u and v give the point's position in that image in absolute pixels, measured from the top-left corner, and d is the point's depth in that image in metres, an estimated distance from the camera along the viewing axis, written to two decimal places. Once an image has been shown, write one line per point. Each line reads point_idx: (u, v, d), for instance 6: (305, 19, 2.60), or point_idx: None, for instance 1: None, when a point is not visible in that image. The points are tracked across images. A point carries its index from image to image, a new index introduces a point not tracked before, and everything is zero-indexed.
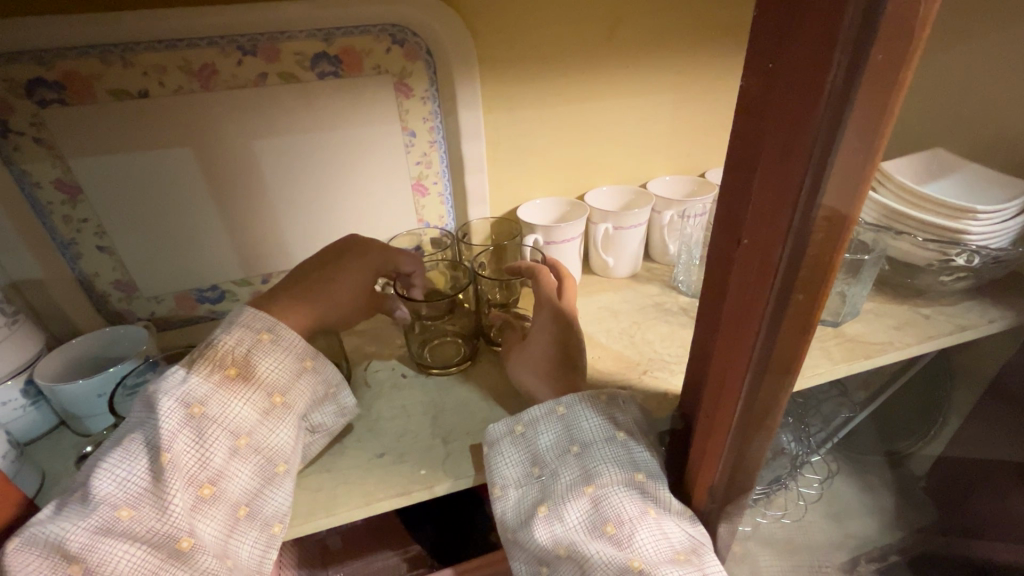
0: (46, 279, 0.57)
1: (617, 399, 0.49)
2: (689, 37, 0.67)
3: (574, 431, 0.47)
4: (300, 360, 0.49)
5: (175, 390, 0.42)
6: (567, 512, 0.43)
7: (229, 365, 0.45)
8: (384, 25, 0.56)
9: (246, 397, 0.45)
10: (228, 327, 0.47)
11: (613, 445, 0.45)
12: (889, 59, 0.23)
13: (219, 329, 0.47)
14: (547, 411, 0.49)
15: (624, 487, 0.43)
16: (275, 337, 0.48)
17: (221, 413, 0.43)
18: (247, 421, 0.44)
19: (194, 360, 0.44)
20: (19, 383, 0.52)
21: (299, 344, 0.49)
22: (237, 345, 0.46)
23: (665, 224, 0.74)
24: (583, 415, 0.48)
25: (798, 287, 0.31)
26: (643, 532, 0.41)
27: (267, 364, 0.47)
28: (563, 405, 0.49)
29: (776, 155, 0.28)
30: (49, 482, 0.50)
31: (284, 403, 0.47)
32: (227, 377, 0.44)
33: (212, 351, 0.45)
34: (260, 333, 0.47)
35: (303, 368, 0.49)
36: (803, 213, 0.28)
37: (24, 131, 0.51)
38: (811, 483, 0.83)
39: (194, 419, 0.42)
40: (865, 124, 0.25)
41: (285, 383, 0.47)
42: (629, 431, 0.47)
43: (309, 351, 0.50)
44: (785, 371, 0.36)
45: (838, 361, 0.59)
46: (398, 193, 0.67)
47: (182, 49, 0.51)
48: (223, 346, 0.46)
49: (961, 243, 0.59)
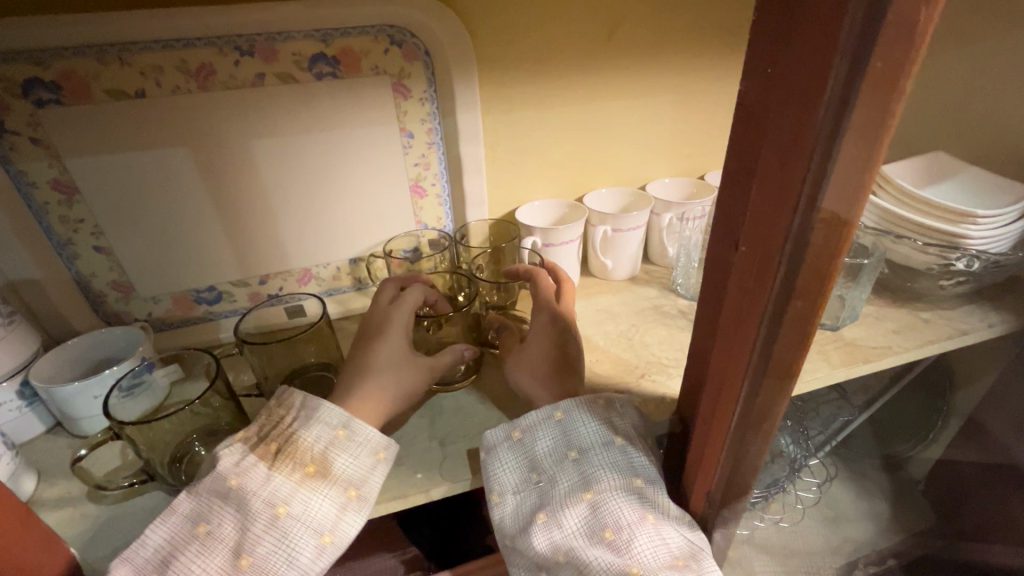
0: (43, 279, 0.57)
1: (614, 403, 0.49)
2: (688, 38, 0.66)
3: (572, 436, 0.47)
4: (375, 452, 0.47)
5: (260, 491, 0.42)
6: (565, 518, 0.43)
7: (309, 463, 0.44)
8: (383, 26, 0.56)
9: (326, 495, 0.44)
10: (308, 422, 0.46)
11: (611, 450, 0.45)
12: (890, 67, 0.23)
13: (298, 420, 0.47)
14: (544, 416, 0.49)
15: (622, 492, 0.43)
16: (350, 433, 0.46)
17: (303, 513, 0.42)
18: (328, 519, 0.43)
19: (277, 457, 0.44)
20: (15, 384, 0.52)
21: (374, 437, 0.47)
22: (316, 442, 0.45)
23: (664, 226, 0.74)
24: (581, 420, 0.47)
25: (797, 293, 0.31)
26: (642, 539, 0.40)
27: (344, 460, 0.45)
28: (561, 409, 0.48)
29: (775, 161, 0.28)
30: (45, 484, 0.50)
31: (359, 496, 0.45)
32: (307, 476, 0.44)
33: (293, 447, 0.45)
34: (337, 429, 0.46)
35: (377, 460, 0.47)
36: (802, 220, 0.28)
37: (21, 131, 0.50)
38: (809, 487, 0.83)
39: (277, 521, 0.42)
40: (866, 130, 0.25)
41: (361, 476, 0.46)
42: (627, 435, 0.47)
43: (385, 441, 0.48)
44: (785, 377, 0.36)
45: (837, 365, 0.59)
46: (395, 195, 0.67)
47: (180, 49, 0.51)
48: (303, 441, 0.45)
49: (961, 247, 0.59)
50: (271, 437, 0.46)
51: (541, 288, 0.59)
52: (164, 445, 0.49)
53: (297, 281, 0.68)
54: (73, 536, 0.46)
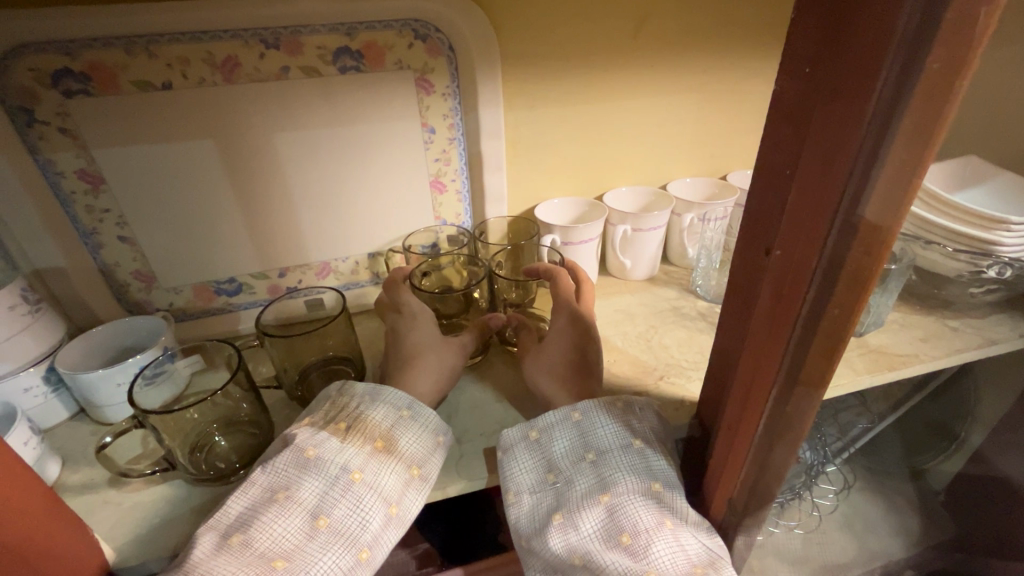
0: (67, 267, 0.58)
1: (634, 406, 0.48)
2: (714, 36, 0.65)
3: (591, 438, 0.47)
4: (434, 435, 0.48)
5: (335, 458, 0.43)
6: (582, 521, 0.42)
7: (377, 439, 0.46)
8: (408, 20, 0.55)
9: (394, 469, 0.45)
10: (373, 402, 0.48)
11: (629, 452, 0.45)
12: (945, 69, 0.22)
13: (365, 401, 0.48)
14: (562, 417, 0.48)
15: (641, 496, 0.42)
16: (413, 414, 0.48)
17: (374, 482, 0.43)
18: (394, 491, 0.44)
19: (346, 431, 0.45)
20: (41, 370, 0.52)
21: (434, 420, 0.49)
22: (382, 420, 0.47)
23: (685, 227, 0.73)
24: (600, 422, 0.47)
25: (834, 301, 0.30)
26: (661, 545, 0.40)
27: (407, 439, 0.47)
28: (579, 411, 0.48)
29: (816, 164, 0.27)
30: (68, 469, 0.51)
31: (421, 476, 0.46)
32: (375, 450, 0.45)
33: (362, 424, 0.46)
34: (401, 409, 0.48)
35: (436, 443, 0.48)
36: (844, 224, 0.27)
37: (50, 121, 0.51)
38: (826, 494, 0.85)
39: (351, 486, 0.43)
40: (917, 134, 0.24)
41: (422, 456, 0.47)
42: (646, 439, 0.46)
43: (441, 426, 0.50)
44: (816, 386, 0.36)
45: (862, 373, 0.58)
46: (416, 190, 0.66)
47: (207, 42, 0.51)
48: (371, 419, 0.47)
49: (992, 254, 0.58)
50: (337, 417, 0.47)
51: (562, 283, 0.59)
52: (183, 434, 0.50)
53: (316, 275, 0.68)
54: (96, 521, 0.46)
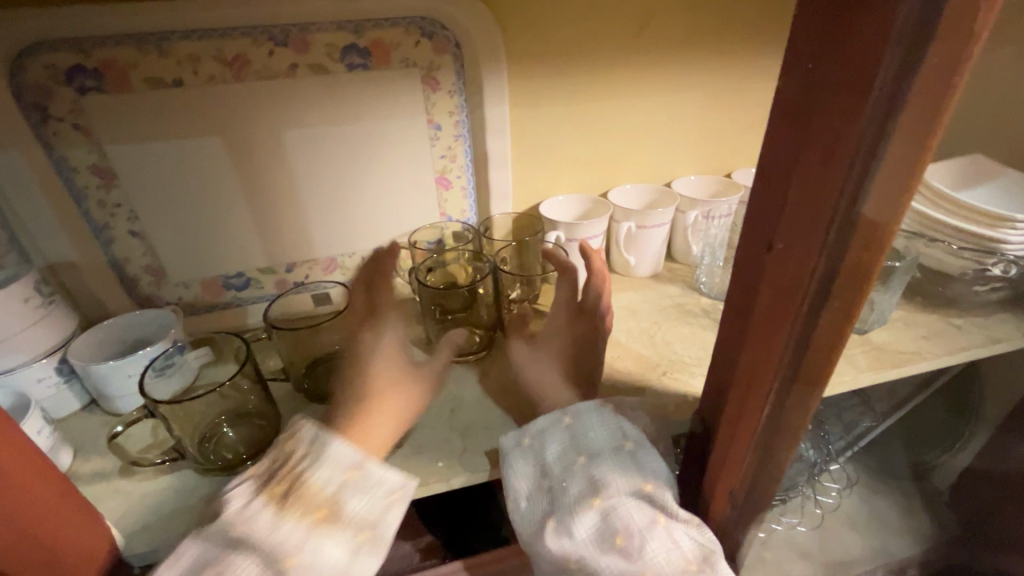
0: (80, 262, 0.59)
1: (623, 407, 0.50)
2: (719, 33, 0.65)
3: (581, 441, 0.47)
4: (391, 493, 0.44)
5: (269, 536, 0.40)
6: (575, 527, 0.42)
7: (319, 507, 0.42)
8: (414, 18, 0.56)
9: (338, 540, 0.41)
10: (318, 462, 0.43)
11: (621, 454, 0.45)
12: (945, 62, 0.23)
13: (308, 460, 0.44)
14: (552, 421, 0.49)
15: (632, 496, 0.43)
16: (364, 473, 0.44)
17: (315, 558, 0.40)
18: (339, 564, 0.41)
19: (284, 499, 0.41)
20: (54, 360, 0.54)
21: (390, 476, 0.45)
22: (327, 484, 0.43)
23: (689, 224, 0.73)
24: (589, 424, 0.47)
25: (832, 294, 0.31)
26: (653, 543, 0.41)
27: (356, 504, 0.43)
28: (569, 415, 0.48)
29: (815, 162, 0.27)
30: (80, 458, 0.52)
31: (373, 540, 0.43)
32: (318, 519, 0.41)
33: (303, 490, 0.42)
34: (350, 469, 0.44)
35: (392, 502, 0.44)
36: (843, 219, 0.28)
37: (63, 117, 0.52)
38: (829, 492, 0.87)
39: (288, 566, 0.39)
40: (915, 127, 0.25)
41: (374, 520, 0.43)
42: (636, 439, 0.47)
43: (399, 481, 0.45)
44: (815, 378, 0.36)
45: (865, 369, 0.58)
46: (422, 187, 0.67)
47: (217, 39, 0.52)
48: (313, 485, 0.42)
49: (998, 252, 0.58)
50: (278, 478, 0.43)
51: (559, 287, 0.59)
52: (193, 424, 0.51)
53: (323, 270, 0.69)
54: (108, 509, 0.47)
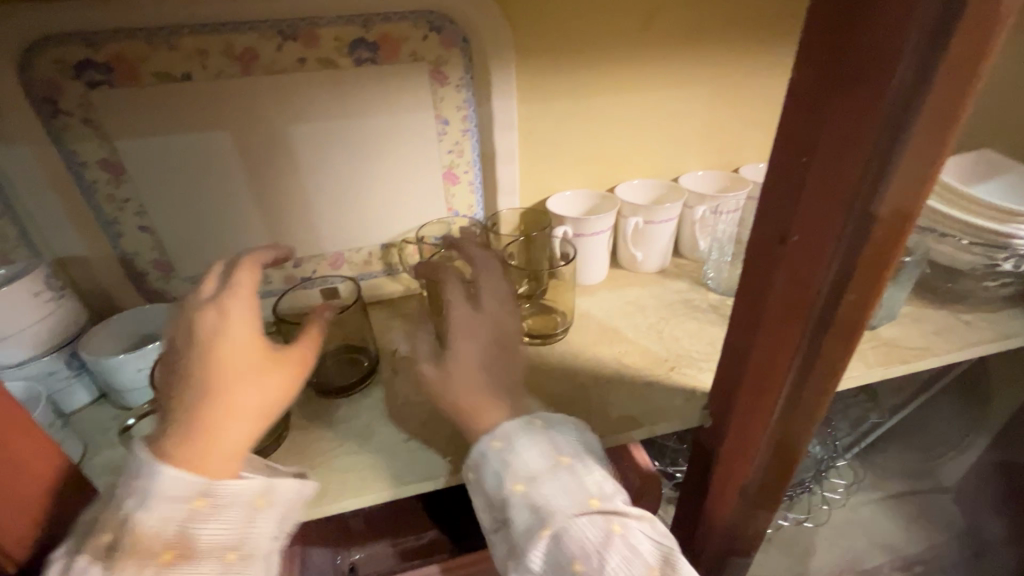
0: (90, 256, 0.59)
1: (547, 419, 0.47)
2: (728, 27, 0.65)
3: (516, 466, 0.44)
4: (250, 502, 0.39)
5: None
6: (532, 562, 0.41)
7: (164, 550, 0.35)
8: (422, 12, 0.56)
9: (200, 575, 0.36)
10: (146, 504, 0.35)
11: (560, 472, 0.43)
12: (969, 51, 0.23)
13: (132, 503, 0.35)
14: (484, 448, 0.46)
15: (580, 515, 0.41)
16: (210, 499, 0.36)
17: None
18: None
19: (114, 554, 0.34)
20: (64, 354, 0.54)
21: (241, 488, 0.38)
22: (165, 525, 0.35)
23: (697, 220, 0.73)
24: (521, 445, 0.45)
25: (850, 288, 0.31)
26: (611, 560, 0.39)
27: (212, 530, 0.37)
28: (497, 438, 0.45)
29: (835, 152, 0.27)
30: (91, 452, 0.52)
31: (242, 555, 0.38)
32: (167, 563, 0.35)
33: (135, 539, 0.34)
34: (190, 501, 0.36)
35: (252, 510, 0.39)
36: (862, 211, 0.28)
37: (73, 111, 0.52)
38: (835, 488, 0.89)
39: None
40: (936, 118, 0.25)
41: (236, 537, 0.38)
42: (571, 453, 0.45)
43: (254, 485, 0.39)
44: (831, 376, 0.36)
45: (874, 365, 0.58)
46: (430, 182, 0.67)
47: (226, 33, 0.52)
48: (147, 529, 0.35)
49: (1009, 248, 0.57)
50: (101, 531, 0.35)
51: (483, 285, 0.57)
52: None
53: (330, 265, 0.69)
54: None
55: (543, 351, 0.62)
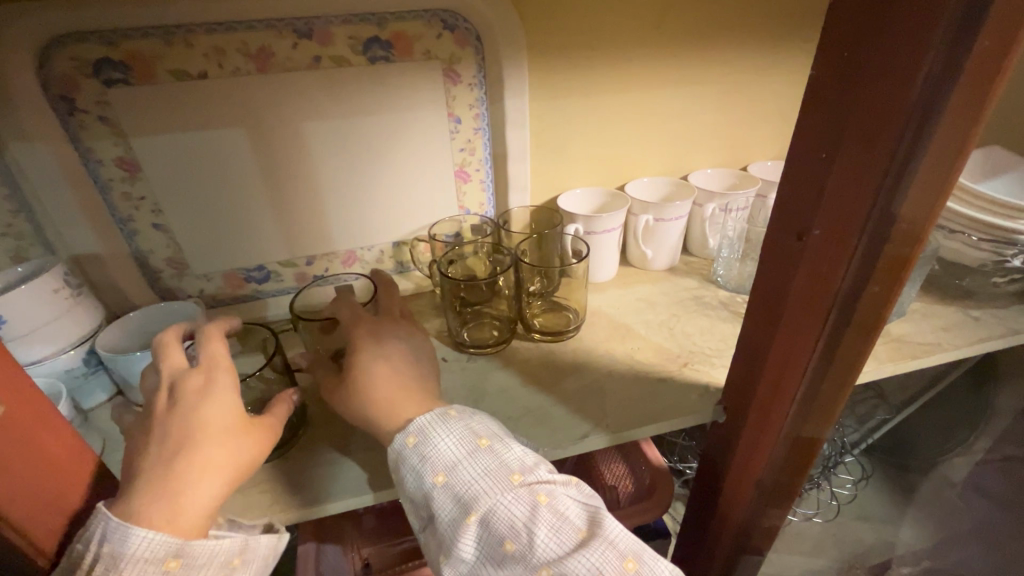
0: (105, 254, 0.59)
1: (464, 409, 0.46)
2: (739, 26, 0.65)
3: (433, 457, 0.43)
4: (227, 560, 0.39)
5: None
6: (462, 551, 0.40)
7: None
8: (436, 10, 0.56)
9: None
10: (116, 569, 0.35)
11: (478, 456, 0.43)
12: (997, 47, 0.23)
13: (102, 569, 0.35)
14: (399, 448, 0.45)
15: (502, 494, 0.40)
16: (187, 562, 0.37)
17: None
18: None
19: None
20: (82, 352, 0.54)
21: (220, 546, 0.39)
22: None
23: (706, 217, 0.73)
24: (437, 436, 0.44)
25: (872, 280, 0.31)
26: (539, 533, 0.38)
27: None
28: (411, 433, 0.44)
29: (857, 148, 0.28)
30: (109, 448, 0.52)
31: None
32: None
33: None
34: (166, 562, 0.36)
35: (228, 569, 0.39)
36: (883, 205, 0.28)
37: (90, 110, 0.52)
38: (844, 484, 0.93)
39: None
40: (963, 114, 0.25)
41: None
42: (487, 434, 0.44)
43: (234, 544, 0.40)
44: (849, 369, 0.36)
45: (885, 361, 0.58)
46: (441, 180, 0.67)
47: (242, 32, 0.52)
48: None
49: (1016, 243, 0.58)
50: None
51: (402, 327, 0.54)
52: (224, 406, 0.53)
53: (342, 263, 0.69)
54: None
55: (555, 347, 0.62)
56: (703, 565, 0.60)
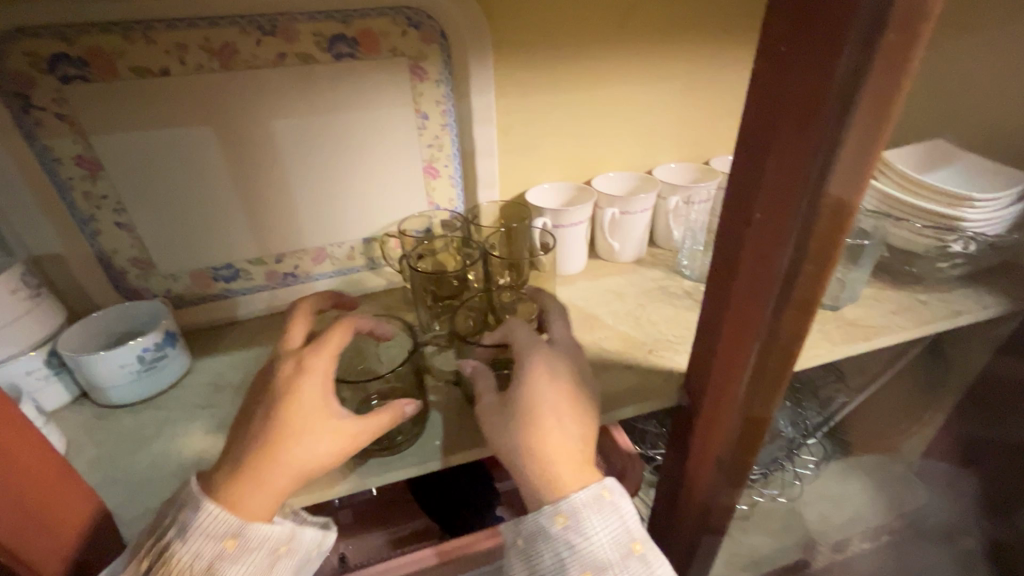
0: (66, 254, 0.58)
1: (619, 494, 0.45)
2: (697, 24, 0.68)
3: (585, 552, 0.42)
4: (275, 548, 0.42)
5: None
6: None
7: None
8: (402, 8, 0.57)
9: None
10: (183, 536, 0.39)
11: (630, 561, 0.43)
12: (902, 40, 0.25)
13: (173, 533, 0.39)
14: (545, 526, 0.43)
15: None
16: (240, 545, 0.40)
17: None
18: None
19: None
20: (43, 354, 0.53)
21: (271, 536, 0.41)
22: (193, 561, 0.39)
23: (671, 210, 0.75)
24: (591, 530, 0.43)
25: (807, 260, 0.33)
26: None
27: None
28: (565, 517, 0.43)
29: (792, 131, 0.29)
30: (74, 451, 0.52)
31: None
32: None
33: (166, 569, 0.38)
34: (223, 541, 0.39)
35: (277, 556, 0.42)
36: (814, 188, 0.30)
37: (46, 107, 0.51)
38: (807, 464, 0.93)
39: None
40: (876, 102, 0.27)
41: None
42: (643, 543, 0.44)
43: (286, 533, 0.42)
44: (792, 346, 0.38)
45: (838, 342, 0.61)
46: (410, 177, 0.68)
47: (204, 28, 0.52)
48: (177, 562, 0.38)
49: (957, 229, 0.62)
50: (143, 552, 0.39)
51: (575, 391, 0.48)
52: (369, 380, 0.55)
53: (312, 261, 0.69)
54: (108, 495, 0.48)
55: None
56: (668, 545, 0.62)
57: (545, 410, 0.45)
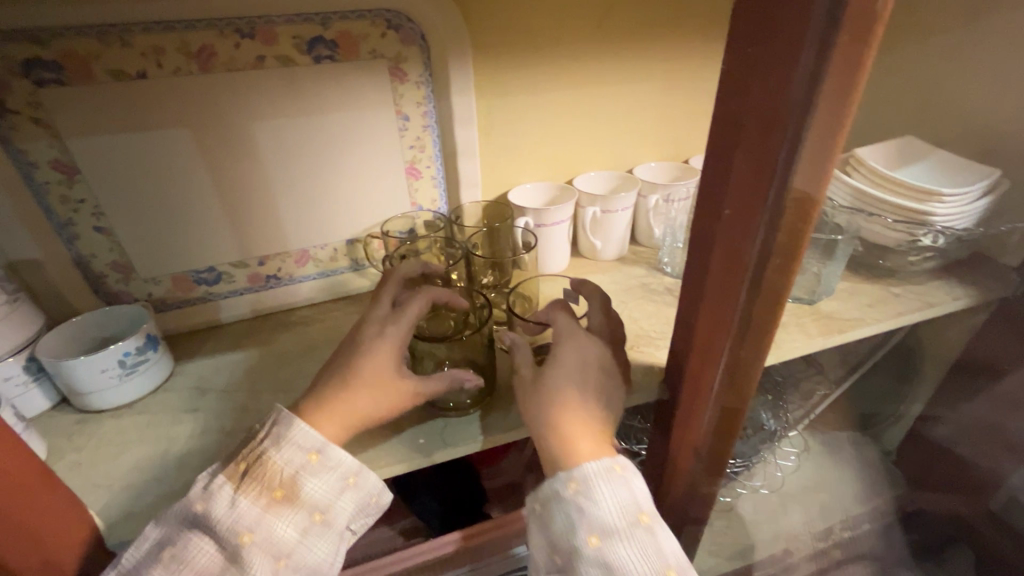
0: (43, 260, 0.58)
1: (630, 468, 0.45)
2: (672, 25, 0.69)
3: (591, 516, 0.42)
4: (346, 476, 0.45)
5: (219, 514, 0.41)
6: None
7: (276, 488, 0.42)
8: (381, 10, 0.58)
9: (291, 520, 0.42)
10: (280, 442, 0.44)
11: (636, 530, 0.42)
12: (857, 40, 0.26)
13: (270, 440, 0.44)
14: (557, 488, 0.44)
15: None
16: (324, 458, 0.44)
17: (268, 542, 0.41)
18: (287, 543, 0.42)
19: (244, 476, 0.42)
20: (21, 360, 0.53)
21: (347, 459, 0.45)
22: (286, 465, 0.43)
23: (651, 208, 0.76)
24: (598, 495, 0.43)
25: (776, 252, 0.34)
26: None
27: (312, 486, 0.43)
28: (576, 481, 0.43)
29: (758, 127, 0.30)
30: (54, 456, 0.51)
31: (325, 522, 0.44)
32: (273, 501, 0.42)
33: (262, 468, 0.43)
34: (311, 453, 0.44)
35: (347, 483, 0.45)
36: (780, 182, 0.31)
37: (21, 110, 0.51)
38: (788, 455, 0.94)
39: (237, 550, 0.40)
40: (837, 99, 0.28)
41: (329, 501, 0.44)
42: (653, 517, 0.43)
43: (356, 464, 0.45)
44: (764, 338, 0.39)
45: (814, 335, 0.62)
46: (392, 178, 0.68)
47: (182, 31, 0.52)
48: (273, 463, 0.43)
49: (927, 224, 0.64)
50: (243, 455, 0.44)
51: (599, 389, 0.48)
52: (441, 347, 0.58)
53: (295, 263, 0.69)
54: (88, 500, 0.47)
55: None
56: None
57: (576, 392, 0.47)
